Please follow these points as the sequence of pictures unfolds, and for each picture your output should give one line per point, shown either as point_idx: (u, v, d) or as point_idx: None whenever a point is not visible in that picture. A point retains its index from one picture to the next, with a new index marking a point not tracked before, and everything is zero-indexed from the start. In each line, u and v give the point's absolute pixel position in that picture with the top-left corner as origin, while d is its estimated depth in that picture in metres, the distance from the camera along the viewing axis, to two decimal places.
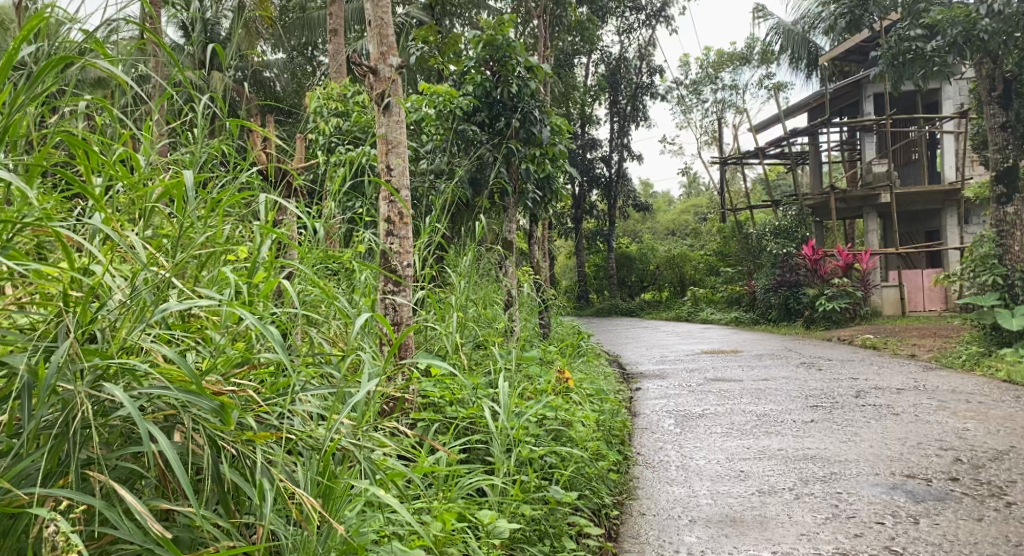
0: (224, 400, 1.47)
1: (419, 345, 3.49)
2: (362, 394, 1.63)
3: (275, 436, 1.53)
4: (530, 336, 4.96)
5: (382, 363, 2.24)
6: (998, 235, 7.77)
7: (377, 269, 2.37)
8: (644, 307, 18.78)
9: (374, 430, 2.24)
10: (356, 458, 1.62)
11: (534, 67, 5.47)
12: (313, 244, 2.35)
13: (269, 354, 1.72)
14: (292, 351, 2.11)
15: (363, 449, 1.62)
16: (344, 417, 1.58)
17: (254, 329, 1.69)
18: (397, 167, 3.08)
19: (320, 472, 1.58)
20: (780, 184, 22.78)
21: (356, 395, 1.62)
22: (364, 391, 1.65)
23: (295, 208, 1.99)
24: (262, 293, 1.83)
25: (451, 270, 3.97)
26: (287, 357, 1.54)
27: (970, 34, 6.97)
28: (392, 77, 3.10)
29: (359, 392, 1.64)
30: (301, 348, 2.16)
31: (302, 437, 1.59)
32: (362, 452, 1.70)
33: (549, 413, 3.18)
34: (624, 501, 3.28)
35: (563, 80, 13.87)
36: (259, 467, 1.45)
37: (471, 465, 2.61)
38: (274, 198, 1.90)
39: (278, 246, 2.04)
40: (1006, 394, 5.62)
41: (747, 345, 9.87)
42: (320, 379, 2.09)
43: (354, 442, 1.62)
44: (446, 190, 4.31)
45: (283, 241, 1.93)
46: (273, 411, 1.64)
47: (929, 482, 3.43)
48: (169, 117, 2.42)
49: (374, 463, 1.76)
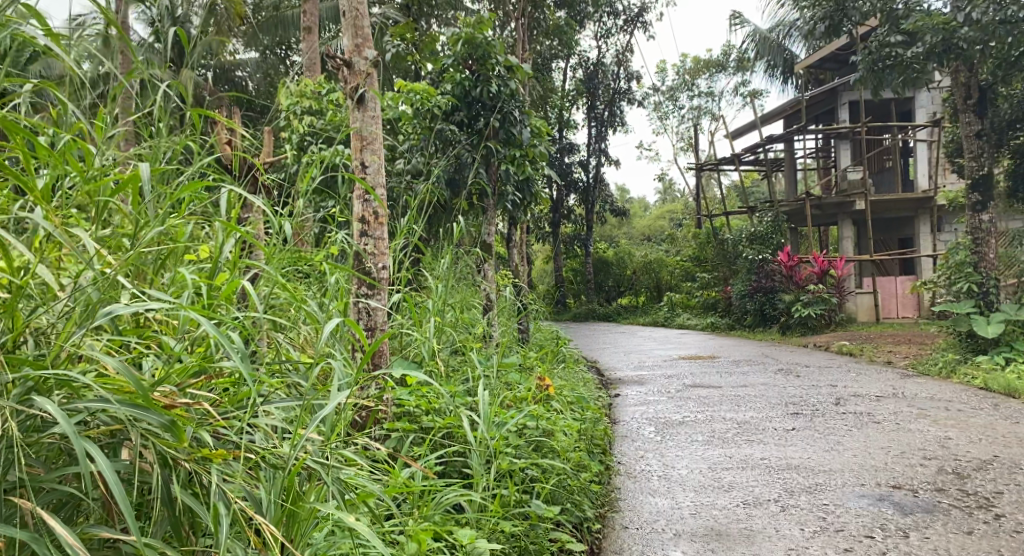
0: (177, 414, 1.33)
1: (395, 351, 3.38)
2: (332, 408, 1.50)
3: (233, 454, 1.39)
4: (509, 342, 4.84)
5: (353, 372, 2.10)
6: (974, 242, 7.73)
7: (350, 271, 2.23)
8: (621, 312, 18.75)
9: (344, 444, 2.10)
10: (324, 479, 1.49)
11: (514, 66, 5.34)
12: (280, 246, 2.21)
13: (230, 361, 1.57)
14: (256, 359, 1.97)
15: (332, 469, 1.50)
16: (311, 433, 1.45)
17: (214, 333, 1.54)
18: (372, 164, 2.94)
19: (284, 493, 1.45)
20: (755, 190, 22.87)
21: (325, 410, 1.49)
22: (333, 405, 1.52)
23: (262, 204, 1.85)
24: (223, 295, 1.68)
25: (428, 274, 3.85)
26: (246, 363, 1.40)
27: (949, 41, 7.08)
28: (367, 70, 2.97)
29: (328, 407, 1.51)
30: (266, 355, 2.01)
31: (264, 455, 1.46)
32: (330, 472, 1.56)
33: (530, 423, 3.06)
34: (607, 514, 3.17)
35: (541, 83, 13.78)
36: (214, 488, 1.31)
37: (449, 479, 2.49)
38: (238, 191, 1.75)
39: (243, 245, 1.90)
40: (985, 401, 5.60)
41: (724, 350, 9.85)
42: (287, 389, 1.95)
43: (320, 461, 1.49)
44: (423, 190, 4.19)
45: (248, 240, 1.79)
46: (233, 426, 1.49)
47: (916, 493, 3.36)
48: (130, 108, 2.25)
49: (343, 482, 1.62)
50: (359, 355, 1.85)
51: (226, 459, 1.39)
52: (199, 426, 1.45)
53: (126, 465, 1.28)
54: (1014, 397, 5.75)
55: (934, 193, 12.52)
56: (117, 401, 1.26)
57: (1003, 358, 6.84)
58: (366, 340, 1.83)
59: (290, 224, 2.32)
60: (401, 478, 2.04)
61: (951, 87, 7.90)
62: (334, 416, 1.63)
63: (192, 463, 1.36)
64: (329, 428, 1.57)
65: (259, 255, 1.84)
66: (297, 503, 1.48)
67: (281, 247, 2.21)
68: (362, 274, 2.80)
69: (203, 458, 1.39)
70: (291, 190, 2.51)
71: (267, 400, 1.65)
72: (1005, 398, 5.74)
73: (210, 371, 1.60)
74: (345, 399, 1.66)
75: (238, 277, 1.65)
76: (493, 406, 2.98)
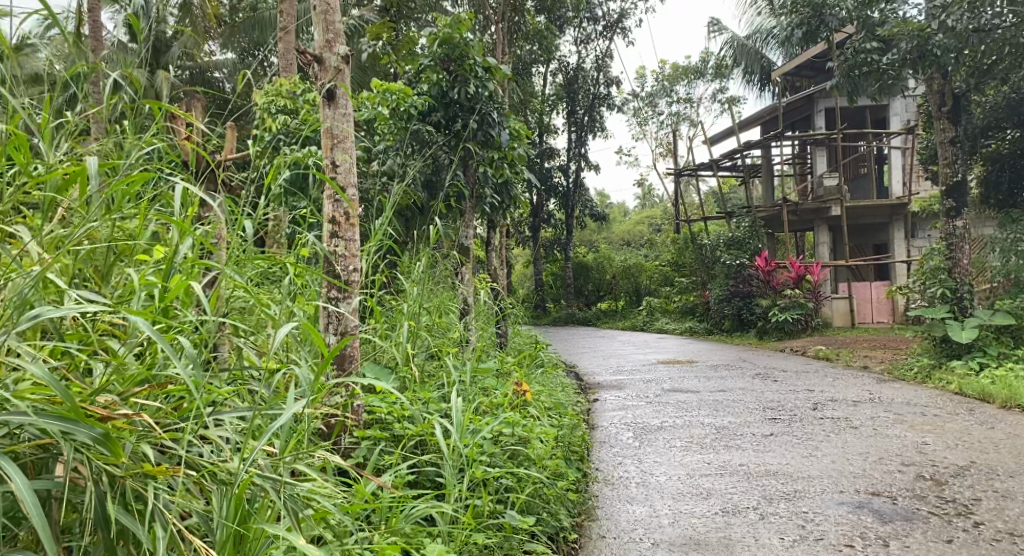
0: (112, 426, 1.25)
1: (368, 356, 3.30)
2: (284, 421, 1.41)
3: (175, 470, 1.30)
4: (487, 346, 4.77)
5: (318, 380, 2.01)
6: (949, 248, 7.78)
7: (315, 273, 2.14)
8: (600, 316, 18.73)
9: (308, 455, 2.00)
10: (275, 495, 1.39)
11: (492, 67, 5.26)
12: (238, 249, 2.12)
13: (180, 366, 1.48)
14: (214, 367, 1.88)
15: (282, 484, 1.42)
16: (262, 447, 1.37)
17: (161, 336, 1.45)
18: (343, 163, 2.86)
19: (233, 511, 1.37)
20: (733, 195, 22.98)
21: (274, 423, 1.40)
22: (287, 416, 1.43)
23: (216, 198, 1.75)
24: (173, 296, 1.60)
25: (403, 277, 3.76)
26: (187, 369, 1.31)
27: (923, 48, 7.11)
28: (338, 66, 2.89)
29: (280, 419, 1.42)
30: (226, 362, 1.92)
31: (211, 469, 1.37)
32: (285, 489, 1.47)
33: (505, 430, 2.97)
34: (583, 523, 3.10)
35: (520, 88, 13.73)
36: (150, 506, 1.22)
37: (420, 489, 2.41)
38: (187, 185, 1.66)
39: (198, 245, 1.81)
40: (960, 407, 5.61)
41: (702, 355, 9.86)
42: (246, 397, 1.86)
43: (270, 476, 1.41)
44: (399, 191, 4.10)
45: (201, 238, 1.70)
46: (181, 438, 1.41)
47: (895, 500, 3.33)
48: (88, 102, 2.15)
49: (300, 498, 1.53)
50: (317, 364, 1.77)
51: (168, 474, 1.31)
52: (141, 438, 1.37)
53: (58, 482, 1.20)
54: (988, 402, 5.77)
55: (908, 200, 12.64)
56: (45, 413, 1.18)
57: (977, 363, 6.88)
58: (327, 348, 1.75)
59: (251, 224, 2.23)
60: (367, 491, 1.95)
61: (926, 94, 7.92)
62: (289, 427, 1.55)
63: (131, 476, 1.28)
64: (282, 439, 1.49)
65: (218, 258, 1.76)
66: (246, 522, 1.41)
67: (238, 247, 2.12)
68: (330, 278, 2.71)
69: (143, 473, 1.31)
70: (259, 191, 2.43)
71: (220, 409, 1.56)
72: (980, 403, 5.75)
73: (158, 379, 1.52)
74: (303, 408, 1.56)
75: (188, 280, 1.57)
76: (467, 413, 2.90)
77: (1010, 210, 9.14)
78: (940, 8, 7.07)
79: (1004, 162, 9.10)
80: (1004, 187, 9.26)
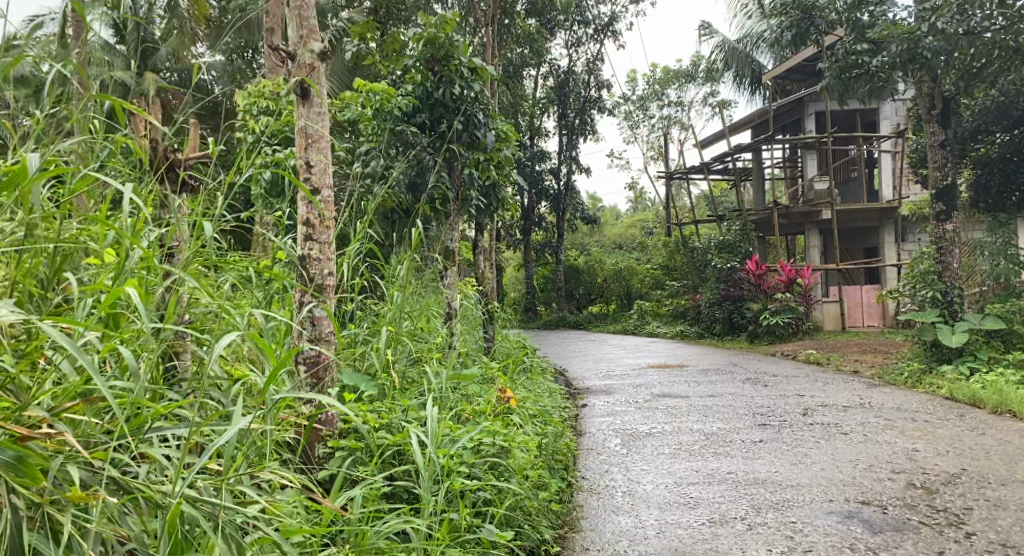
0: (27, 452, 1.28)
1: (346, 363, 3.22)
2: (226, 441, 1.42)
3: (95, 496, 1.34)
4: (472, 351, 4.69)
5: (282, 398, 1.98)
6: (938, 252, 7.75)
7: (283, 281, 2.08)
8: (591, 320, 18.66)
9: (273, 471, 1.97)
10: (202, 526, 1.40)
11: (478, 68, 5.18)
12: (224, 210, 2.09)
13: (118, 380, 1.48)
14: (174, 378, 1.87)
15: (221, 507, 1.44)
16: (197, 471, 1.38)
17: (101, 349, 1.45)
18: (318, 164, 2.78)
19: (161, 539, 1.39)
20: (724, 199, 22.96)
21: (215, 443, 1.41)
22: (231, 433, 1.44)
23: (159, 203, 1.70)
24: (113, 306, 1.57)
25: (385, 282, 3.68)
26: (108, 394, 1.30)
27: (914, 51, 7.06)
28: (312, 64, 2.81)
29: (223, 436, 1.43)
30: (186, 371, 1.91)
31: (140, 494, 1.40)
32: (223, 515, 1.48)
33: (486, 440, 2.89)
34: (566, 535, 3.03)
35: (510, 91, 13.62)
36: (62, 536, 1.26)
37: (395, 505, 2.33)
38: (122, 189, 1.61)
39: (148, 251, 1.78)
40: (951, 412, 5.56)
41: (693, 359, 9.78)
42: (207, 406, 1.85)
43: (200, 506, 1.41)
44: (381, 193, 4.01)
45: (146, 245, 1.66)
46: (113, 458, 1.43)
47: (885, 509, 3.26)
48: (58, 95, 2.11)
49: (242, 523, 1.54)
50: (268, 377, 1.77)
51: (88, 501, 1.34)
52: (71, 459, 1.41)
53: None
54: (979, 407, 5.72)
55: (898, 203, 12.64)
56: None
57: (967, 367, 6.85)
58: (281, 357, 1.73)
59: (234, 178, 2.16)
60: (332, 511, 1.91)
61: (916, 97, 7.88)
62: (235, 446, 1.57)
63: (51, 503, 1.34)
64: (226, 460, 1.51)
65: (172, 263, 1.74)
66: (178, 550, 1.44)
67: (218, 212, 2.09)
68: (303, 284, 2.64)
69: (66, 500, 1.36)
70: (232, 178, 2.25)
71: (163, 425, 1.56)
72: (970, 409, 5.70)
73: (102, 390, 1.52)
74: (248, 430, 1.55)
75: (126, 287, 1.51)
76: (445, 421, 2.81)
77: (999, 214, 9.14)
78: (930, 10, 7.03)
79: (993, 166, 9.11)
80: (993, 190, 9.24)
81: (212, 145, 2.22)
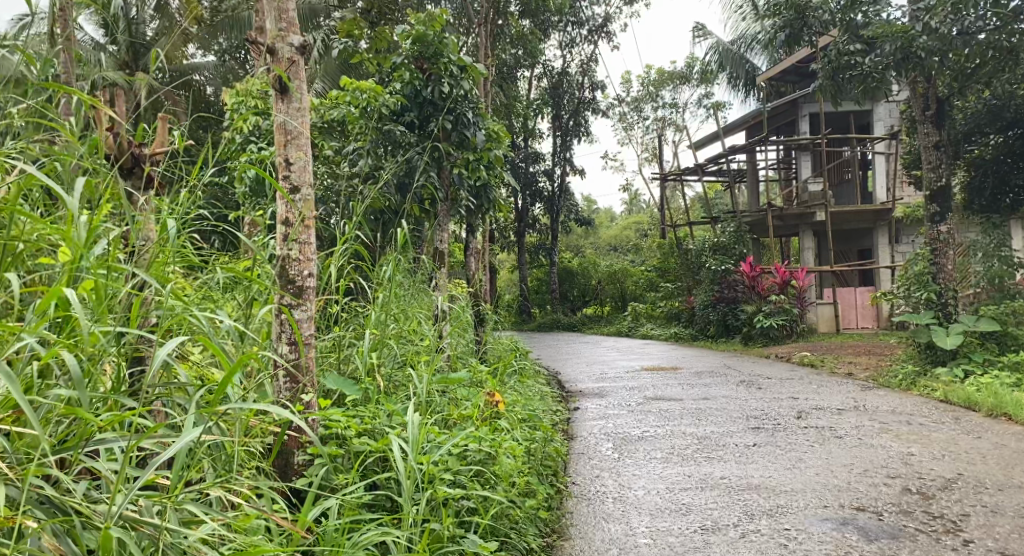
0: None
1: (327, 367, 3.13)
2: (169, 457, 1.46)
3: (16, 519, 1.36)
4: (462, 353, 4.61)
5: (244, 410, 1.96)
6: (932, 253, 7.69)
7: (246, 285, 2.05)
8: (586, 322, 18.60)
9: (238, 479, 1.94)
10: (131, 549, 1.41)
11: (468, 66, 5.11)
12: (187, 198, 2.08)
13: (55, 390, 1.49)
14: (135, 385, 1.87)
15: (162, 528, 1.49)
16: (136, 489, 1.43)
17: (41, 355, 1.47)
18: (297, 161, 2.71)
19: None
20: (718, 201, 22.94)
21: (157, 461, 1.45)
22: (177, 448, 1.48)
23: (100, 202, 1.68)
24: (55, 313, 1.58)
25: (369, 283, 3.59)
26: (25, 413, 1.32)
27: (907, 51, 7.00)
28: (291, 58, 2.74)
29: (167, 451, 1.47)
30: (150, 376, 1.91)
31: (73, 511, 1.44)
32: (164, 535, 1.50)
33: (471, 446, 2.82)
34: (554, 544, 2.96)
35: (504, 92, 13.56)
36: None
37: (374, 516, 2.27)
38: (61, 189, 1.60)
39: (101, 250, 1.77)
40: (946, 415, 5.51)
41: (686, 361, 9.71)
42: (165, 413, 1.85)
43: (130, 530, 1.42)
44: (368, 195, 3.93)
45: (92, 245, 1.66)
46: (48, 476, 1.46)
47: (880, 516, 3.19)
48: (26, 91, 2.08)
49: (189, 542, 1.54)
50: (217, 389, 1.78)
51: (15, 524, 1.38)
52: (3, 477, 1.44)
53: None
54: (974, 410, 5.66)
55: (891, 205, 12.61)
56: None
57: (962, 370, 6.79)
58: (232, 368, 1.75)
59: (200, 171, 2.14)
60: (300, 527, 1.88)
61: (910, 97, 7.84)
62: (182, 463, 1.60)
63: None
64: (171, 476, 1.54)
65: (128, 267, 1.76)
66: None
67: (186, 199, 2.07)
68: (280, 287, 2.55)
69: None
70: (202, 178, 2.19)
71: (105, 438, 1.57)
72: (966, 411, 5.65)
73: (42, 400, 1.54)
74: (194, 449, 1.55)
75: (65, 291, 1.51)
76: (429, 426, 2.73)
77: (992, 216, 9.11)
78: (923, 10, 7.01)
79: (987, 168, 9.10)
80: (987, 192, 9.22)
81: (180, 140, 2.13)
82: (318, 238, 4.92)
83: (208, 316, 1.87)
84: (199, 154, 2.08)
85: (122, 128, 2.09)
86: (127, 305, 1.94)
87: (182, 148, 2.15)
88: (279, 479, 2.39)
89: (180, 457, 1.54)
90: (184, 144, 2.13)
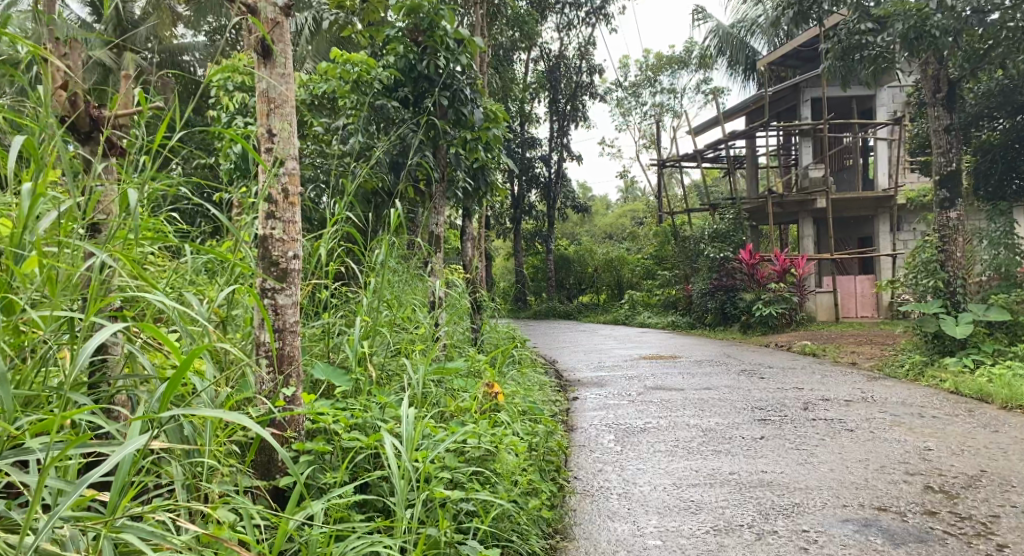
0: None
1: (319, 356, 2.94)
2: (109, 469, 1.33)
3: None
4: (459, 341, 4.39)
5: (200, 416, 1.78)
6: (941, 240, 7.45)
7: (209, 269, 1.81)
8: (582, 310, 18.42)
9: (200, 491, 1.77)
10: None
11: (464, 39, 4.85)
12: (151, 169, 1.87)
13: None
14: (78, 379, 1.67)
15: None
16: (61, 512, 1.28)
17: None
18: (280, 132, 2.49)
19: None
20: (716, 187, 22.69)
21: (93, 475, 1.31)
22: (119, 458, 1.34)
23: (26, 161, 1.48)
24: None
25: (363, 266, 3.36)
26: None
27: (921, 29, 6.67)
28: (276, 19, 2.50)
29: (108, 463, 1.33)
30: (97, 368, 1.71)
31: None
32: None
33: (470, 442, 2.63)
34: (558, 546, 2.76)
35: (500, 75, 13.23)
36: None
37: (364, 522, 2.06)
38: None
39: (46, 219, 1.56)
40: (959, 407, 5.32)
41: (685, 350, 9.51)
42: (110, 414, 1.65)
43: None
44: (361, 174, 3.68)
45: (30, 215, 1.46)
46: None
47: (904, 517, 3.00)
48: None
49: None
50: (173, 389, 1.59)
51: None
52: None
53: None
54: (987, 402, 5.47)
55: (894, 192, 12.41)
56: None
57: (972, 360, 6.61)
58: (186, 364, 1.55)
59: (171, 140, 1.95)
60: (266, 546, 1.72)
61: (920, 79, 7.55)
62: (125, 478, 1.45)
63: None
64: (112, 497, 1.40)
65: (72, 241, 1.55)
66: None
67: (149, 171, 1.87)
68: (261, 270, 2.31)
69: None
70: (173, 147, 1.99)
71: (32, 446, 1.41)
72: (978, 404, 5.46)
73: None
74: (135, 463, 1.41)
75: None
76: (426, 422, 2.53)
77: (1000, 203, 8.88)
78: None
79: (995, 153, 8.89)
80: (994, 177, 9.00)
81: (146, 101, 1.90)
82: (307, 218, 4.70)
83: (163, 300, 1.64)
84: (165, 119, 1.86)
85: (79, 88, 1.86)
86: (84, 285, 1.73)
87: (146, 111, 1.92)
88: (260, 479, 2.16)
89: (124, 469, 1.41)
90: (148, 106, 1.89)
